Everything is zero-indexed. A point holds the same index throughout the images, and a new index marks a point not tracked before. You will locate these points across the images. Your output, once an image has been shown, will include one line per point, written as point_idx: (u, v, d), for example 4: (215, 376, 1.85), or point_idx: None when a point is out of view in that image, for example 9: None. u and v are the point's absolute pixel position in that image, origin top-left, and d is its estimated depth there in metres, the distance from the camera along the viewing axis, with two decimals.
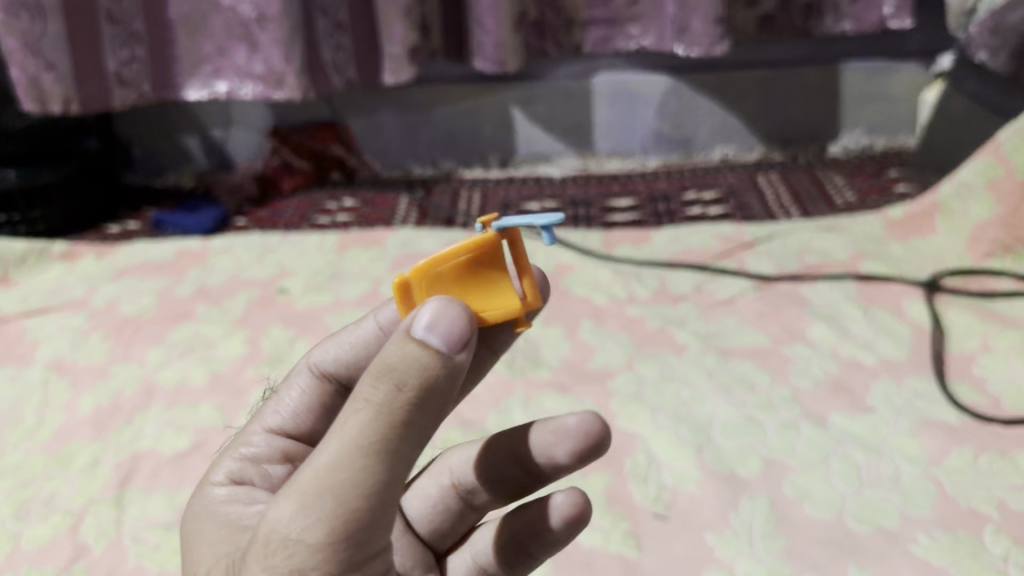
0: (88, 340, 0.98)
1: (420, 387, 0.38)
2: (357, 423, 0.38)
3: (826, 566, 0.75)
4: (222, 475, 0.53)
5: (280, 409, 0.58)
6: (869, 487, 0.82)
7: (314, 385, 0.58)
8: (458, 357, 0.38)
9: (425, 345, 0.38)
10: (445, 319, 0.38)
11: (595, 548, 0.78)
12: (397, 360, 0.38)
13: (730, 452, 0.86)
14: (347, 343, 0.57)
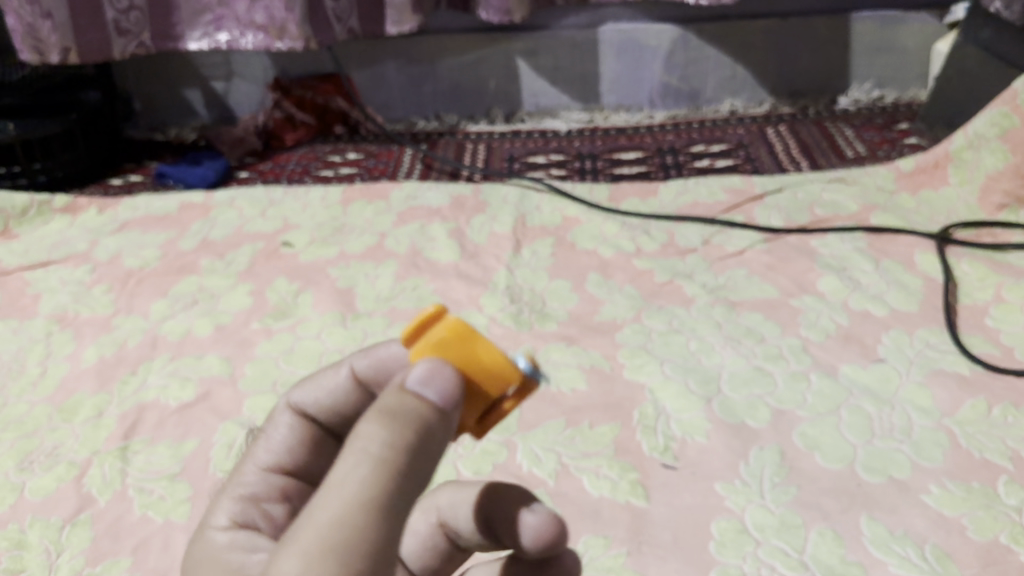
0: (90, 294, 0.97)
1: (419, 441, 0.37)
2: (356, 478, 0.36)
3: (836, 516, 0.75)
4: (225, 518, 0.49)
5: (272, 445, 0.52)
6: (880, 438, 0.82)
7: (300, 425, 0.52)
8: (451, 412, 0.38)
9: (420, 397, 0.38)
10: (439, 377, 0.38)
11: (603, 498, 0.78)
12: (395, 413, 0.37)
13: (739, 403, 0.85)
14: (326, 390, 0.51)
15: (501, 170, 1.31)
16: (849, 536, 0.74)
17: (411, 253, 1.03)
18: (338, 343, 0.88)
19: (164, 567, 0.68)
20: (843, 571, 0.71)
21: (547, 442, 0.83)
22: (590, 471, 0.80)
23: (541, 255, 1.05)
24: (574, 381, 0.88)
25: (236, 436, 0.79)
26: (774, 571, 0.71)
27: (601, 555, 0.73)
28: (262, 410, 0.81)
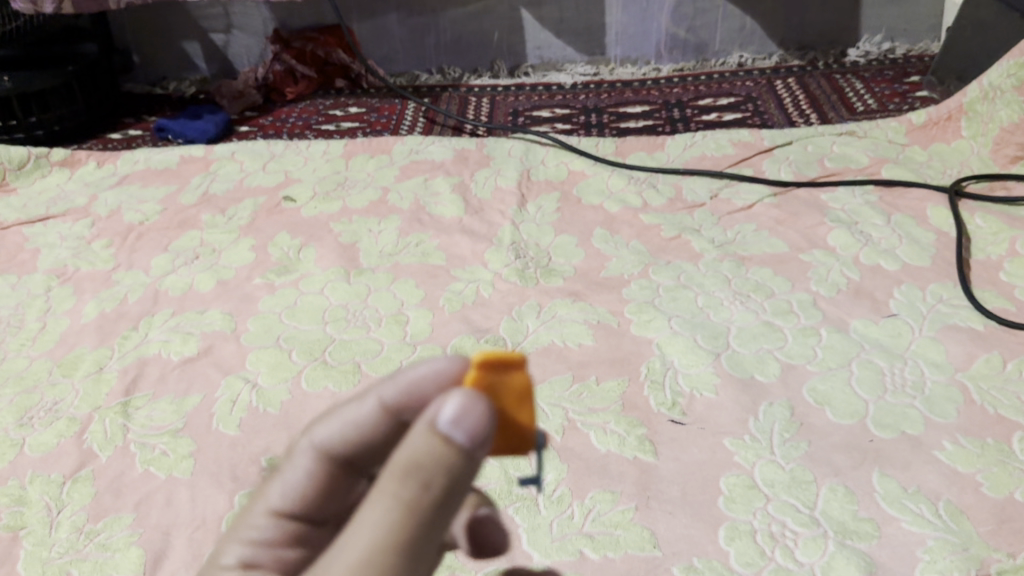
0: (90, 249, 0.96)
1: (444, 484, 0.35)
2: (379, 519, 0.35)
3: (847, 472, 0.75)
4: (232, 558, 0.44)
5: (286, 486, 0.45)
6: (892, 393, 0.81)
7: (319, 466, 0.44)
8: (478, 450, 0.36)
9: (448, 440, 0.35)
10: (470, 419, 0.35)
11: (611, 453, 0.77)
12: (420, 458, 0.35)
13: (748, 358, 0.85)
14: (352, 427, 0.43)
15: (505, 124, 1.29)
16: (861, 492, 0.73)
17: (413, 208, 1.03)
18: (341, 298, 0.88)
19: (170, 521, 0.69)
20: (855, 528, 0.70)
21: (553, 396, 0.82)
22: (597, 427, 0.80)
23: (546, 210, 1.04)
24: (581, 336, 0.87)
25: (239, 391, 0.79)
26: (783, 527, 0.71)
27: (608, 511, 0.73)
28: (266, 366, 0.81)
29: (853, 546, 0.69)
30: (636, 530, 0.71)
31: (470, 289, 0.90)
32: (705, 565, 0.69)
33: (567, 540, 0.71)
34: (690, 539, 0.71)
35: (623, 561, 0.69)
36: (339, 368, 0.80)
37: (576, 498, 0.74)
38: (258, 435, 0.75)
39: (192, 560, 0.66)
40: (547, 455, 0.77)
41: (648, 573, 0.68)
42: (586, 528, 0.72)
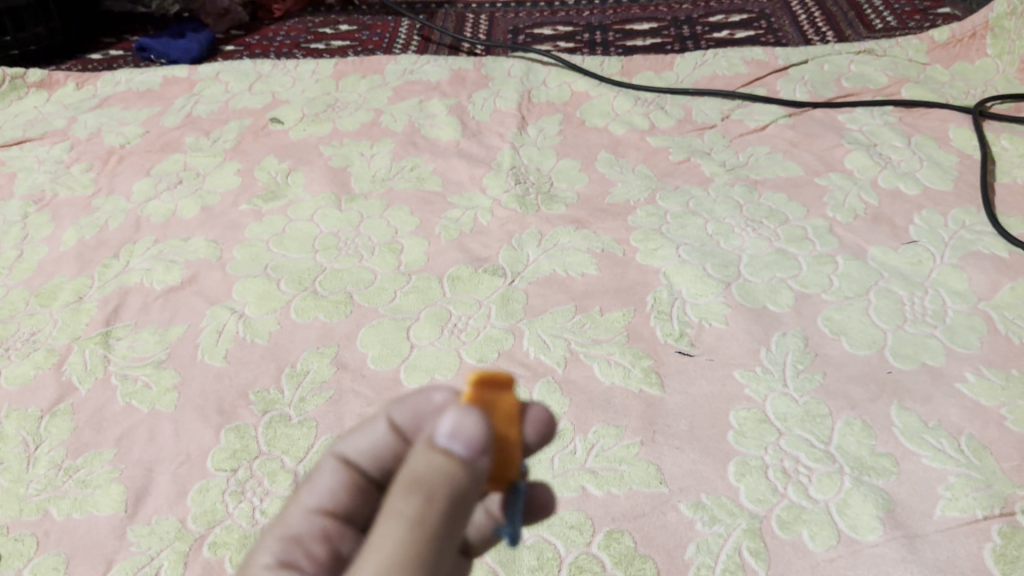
0: (69, 173, 0.94)
1: (449, 499, 0.37)
2: (389, 537, 0.37)
3: (865, 405, 0.72)
4: (267, 556, 0.46)
5: (317, 489, 0.48)
6: (912, 323, 0.78)
7: (343, 472, 0.48)
8: (481, 463, 0.37)
9: (447, 452, 0.36)
10: (467, 432, 0.36)
11: (616, 386, 0.75)
12: (426, 475, 0.36)
13: (760, 287, 0.81)
14: (371, 440, 0.47)
15: (505, 42, 1.24)
16: (879, 427, 0.71)
17: (407, 130, 1.00)
18: (332, 226, 0.87)
19: (154, 456, 0.69)
20: (872, 464, 0.69)
21: (555, 328, 0.78)
22: (601, 358, 0.77)
23: (548, 133, 1.00)
24: (584, 265, 0.83)
25: (225, 322, 0.77)
26: (797, 462, 0.69)
27: (613, 446, 0.71)
28: (253, 296, 0.80)
29: (871, 483, 0.67)
30: (642, 466, 0.70)
31: (467, 217, 0.88)
32: (714, 502, 0.67)
33: (569, 476, 0.69)
34: (698, 475, 0.69)
35: (628, 498, 0.68)
36: (330, 297, 0.79)
37: (579, 433, 0.72)
38: (245, 366, 0.74)
39: (177, 496, 0.67)
40: (549, 389, 0.74)
41: (654, 511, 0.67)
42: (589, 463, 0.70)
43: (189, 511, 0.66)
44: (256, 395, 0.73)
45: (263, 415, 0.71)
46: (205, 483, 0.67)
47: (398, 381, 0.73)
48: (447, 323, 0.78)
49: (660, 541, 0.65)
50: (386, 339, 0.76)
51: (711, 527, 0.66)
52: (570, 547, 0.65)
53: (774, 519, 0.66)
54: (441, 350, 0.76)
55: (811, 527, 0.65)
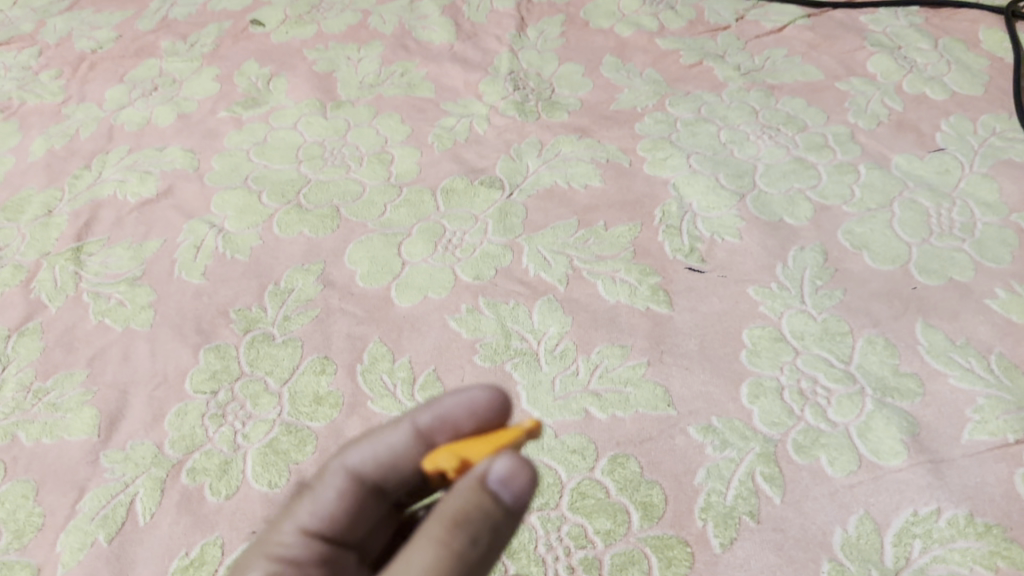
0: (37, 80, 0.93)
1: (489, 539, 0.37)
2: (422, 562, 0.37)
3: (887, 323, 0.69)
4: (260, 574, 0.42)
5: (316, 508, 0.44)
6: (938, 237, 0.73)
7: (349, 489, 0.44)
8: (519, 511, 0.38)
9: (496, 495, 0.37)
10: (520, 481, 0.37)
11: (621, 305, 0.71)
12: (469, 510, 0.37)
13: (777, 199, 0.77)
14: (386, 449, 0.44)
15: None
16: (903, 345, 0.68)
17: (397, 33, 0.96)
18: (317, 134, 0.84)
19: (129, 377, 0.67)
20: (895, 385, 0.66)
21: (556, 244, 0.75)
22: (605, 276, 0.73)
23: (548, 37, 0.95)
24: (589, 177, 0.80)
25: (204, 237, 0.74)
26: (815, 383, 0.66)
27: (617, 366, 0.68)
28: (232, 209, 0.77)
29: (893, 405, 0.65)
30: (649, 387, 0.67)
31: (462, 125, 0.85)
32: (725, 425, 0.65)
33: (571, 398, 0.67)
34: (708, 397, 0.66)
35: (633, 422, 0.65)
36: (315, 212, 0.76)
37: (582, 353, 0.69)
38: (225, 284, 0.71)
39: (154, 420, 0.65)
40: (550, 308, 0.71)
41: (662, 434, 0.65)
42: (592, 385, 0.67)
43: (166, 436, 0.64)
44: (237, 313, 0.70)
45: (245, 334, 0.69)
46: (184, 405, 0.65)
47: (390, 300, 0.71)
48: (443, 238, 0.75)
49: (668, 466, 0.63)
50: (376, 255, 0.73)
51: (722, 452, 0.63)
52: (571, 472, 0.63)
53: (789, 443, 0.64)
54: (435, 267, 0.73)
55: (830, 452, 0.63)
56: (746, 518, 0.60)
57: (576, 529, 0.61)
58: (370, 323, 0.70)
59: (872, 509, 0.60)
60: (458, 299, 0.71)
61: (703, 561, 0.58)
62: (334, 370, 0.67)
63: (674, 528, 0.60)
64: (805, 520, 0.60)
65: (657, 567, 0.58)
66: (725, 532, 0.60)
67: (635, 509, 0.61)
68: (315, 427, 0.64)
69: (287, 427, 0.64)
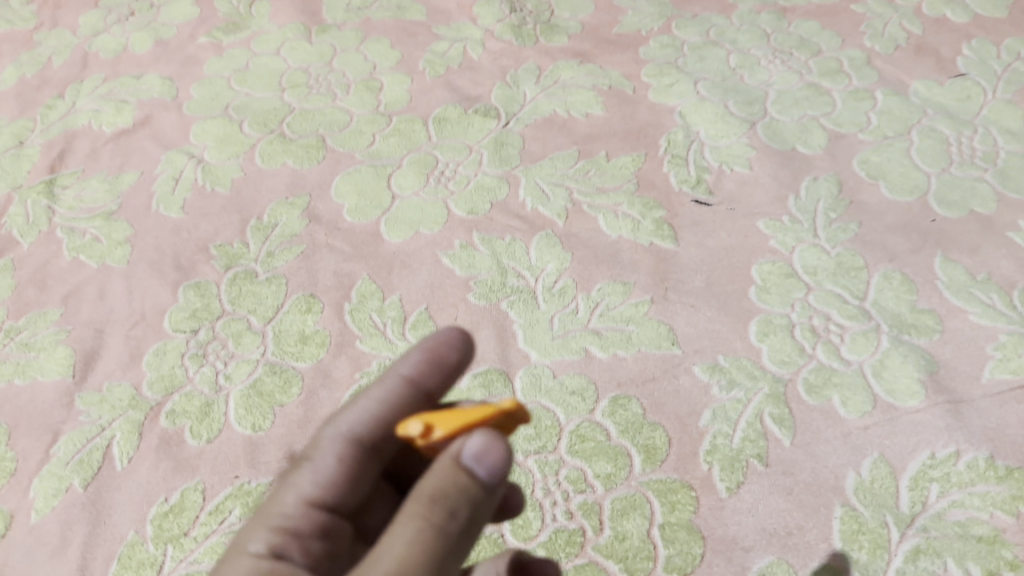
0: (9, 7, 0.90)
1: (467, 516, 0.36)
2: (404, 540, 0.35)
3: (905, 257, 0.65)
4: (261, 546, 0.39)
5: (316, 476, 0.41)
6: (958, 166, 0.69)
7: (348, 454, 0.42)
8: (495, 487, 0.37)
9: (472, 470, 0.36)
10: (495, 454, 0.36)
11: (624, 240, 0.68)
12: (446, 486, 0.36)
13: (789, 126, 0.73)
14: (382, 405, 0.42)
15: None
16: (921, 281, 0.64)
17: None
18: (302, 60, 0.81)
19: (105, 316, 0.64)
20: (913, 323, 0.62)
21: (555, 176, 0.71)
22: (607, 209, 0.69)
23: None
24: (589, 105, 0.76)
25: (183, 169, 0.71)
26: (827, 321, 0.63)
27: (619, 304, 0.65)
28: (212, 139, 0.74)
29: (910, 343, 0.61)
30: (652, 326, 0.64)
31: (456, 50, 0.81)
32: (732, 364, 0.61)
33: (570, 338, 0.63)
34: (715, 335, 0.63)
35: (636, 362, 0.62)
36: (299, 142, 0.73)
37: (582, 291, 0.66)
38: (205, 219, 0.68)
39: (131, 360, 0.62)
40: (548, 244, 0.68)
41: (665, 374, 0.61)
42: (593, 324, 0.64)
43: (144, 377, 0.62)
44: (218, 249, 0.67)
45: (226, 271, 0.66)
46: (163, 344, 0.63)
47: (379, 236, 0.68)
48: (435, 170, 0.71)
49: (671, 408, 0.60)
50: (364, 188, 0.70)
51: (729, 392, 0.60)
52: (570, 415, 0.60)
53: (800, 383, 0.60)
54: (427, 201, 0.69)
55: (843, 392, 0.60)
56: (753, 461, 0.57)
57: (575, 473, 0.58)
58: (357, 260, 0.66)
59: (887, 452, 0.57)
60: (451, 235, 0.68)
61: (708, 506, 0.56)
62: (321, 309, 0.64)
63: (678, 472, 0.57)
64: (816, 463, 0.57)
65: (660, 512, 0.56)
66: (732, 475, 0.57)
67: (637, 453, 0.58)
68: (302, 367, 0.61)
69: (271, 367, 0.62)
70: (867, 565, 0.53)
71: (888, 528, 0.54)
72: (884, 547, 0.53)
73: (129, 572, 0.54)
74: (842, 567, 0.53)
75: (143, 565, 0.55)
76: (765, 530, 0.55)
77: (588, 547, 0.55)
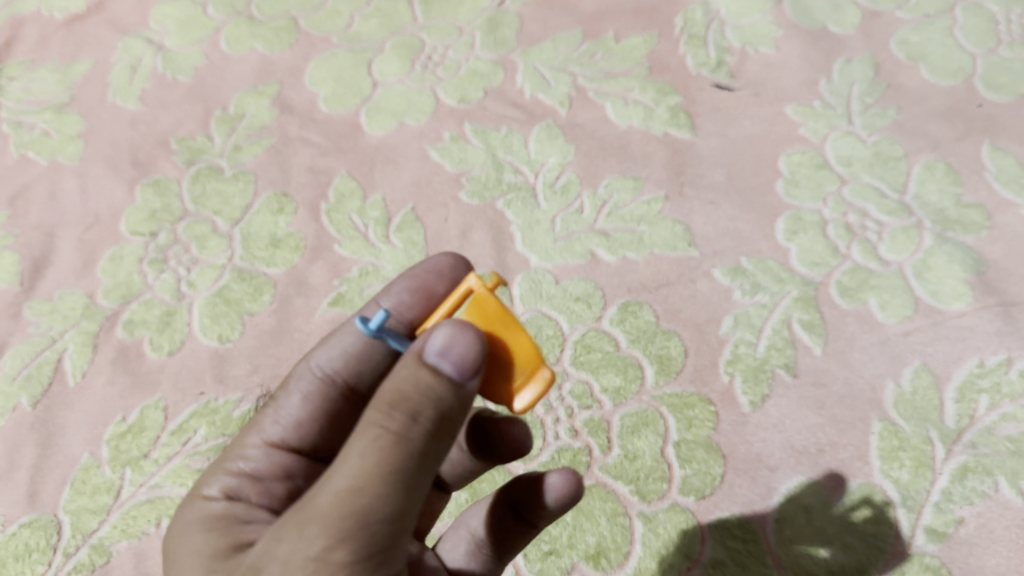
0: None
1: (436, 419, 0.30)
2: (361, 456, 0.29)
3: (949, 146, 0.58)
4: (216, 488, 0.38)
5: (281, 416, 0.41)
6: (1009, 46, 0.62)
7: (319, 393, 0.41)
8: (470, 383, 0.30)
9: (436, 372, 0.30)
10: (461, 348, 0.30)
11: (634, 130, 0.61)
12: (403, 387, 0.30)
13: (819, 3, 0.66)
14: (358, 341, 0.41)
15: None
16: (967, 172, 0.57)
17: None
18: None
19: (57, 219, 0.60)
20: (958, 219, 0.55)
21: (557, 60, 0.64)
22: (615, 96, 0.62)
23: None
24: None
25: (141, 56, 0.67)
26: (864, 217, 0.56)
27: (629, 203, 0.58)
28: (174, 23, 0.69)
29: (955, 241, 0.54)
30: (666, 226, 0.57)
31: None
32: (757, 267, 0.55)
33: (574, 240, 0.56)
34: (736, 235, 0.56)
35: (648, 265, 0.55)
36: (268, 25, 0.68)
37: (587, 188, 0.59)
38: (165, 110, 0.64)
39: (85, 265, 0.58)
40: (549, 135, 0.61)
41: (681, 279, 0.55)
42: (599, 224, 0.57)
43: (99, 284, 0.57)
44: (179, 143, 0.62)
45: (188, 167, 0.61)
46: (119, 250, 0.58)
47: (359, 128, 0.62)
48: (420, 54, 0.65)
49: (688, 315, 0.53)
50: (343, 74, 0.64)
51: (752, 297, 0.53)
52: (574, 324, 0.54)
53: (833, 286, 0.53)
54: (412, 89, 0.63)
55: (881, 295, 0.53)
56: (781, 372, 0.51)
57: (580, 387, 0.52)
58: (335, 155, 0.60)
59: (930, 360, 0.50)
60: (440, 127, 0.61)
61: (729, 423, 0.50)
62: (294, 209, 0.58)
63: (695, 384, 0.51)
64: (851, 374, 0.50)
65: (675, 428, 0.50)
66: (756, 388, 0.50)
67: (650, 364, 0.52)
68: (274, 274, 0.56)
69: (239, 273, 0.56)
70: (908, 485, 0.47)
71: (933, 445, 0.47)
72: (927, 465, 0.47)
73: (83, 498, 0.50)
74: (879, 488, 0.47)
75: (99, 490, 0.50)
76: (793, 448, 0.49)
77: (594, 468, 0.49)
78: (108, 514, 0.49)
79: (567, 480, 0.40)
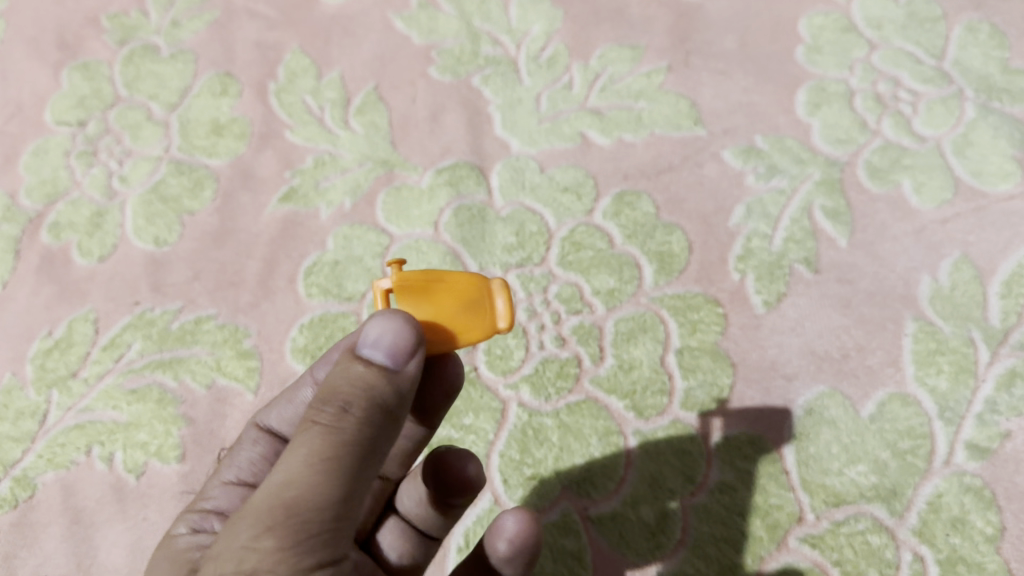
0: None
1: (373, 411, 0.24)
2: (294, 452, 0.24)
3: (995, 4, 0.50)
4: (183, 527, 0.32)
5: (239, 466, 0.35)
6: None
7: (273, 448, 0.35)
8: (408, 371, 0.25)
9: (370, 362, 0.25)
10: (394, 336, 0.25)
11: None
12: (333, 383, 0.25)
13: None
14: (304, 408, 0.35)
15: None
16: (1015, 33, 0.49)
17: None
18: None
19: None
20: (1005, 86, 0.47)
21: None
22: None
23: None
24: None
25: None
26: (896, 86, 0.48)
27: (626, 76, 0.50)
28: None
29: (1002, 112, 0.46)
30: (668, 101, 0.49)
31: None
32: (774, 146, 0.47)
33: (562, 120, 0.49)
34: (751, 109, 0.48)
35: (647, 147, 0.48)
36: None
37: (577, 59, 0.51)
38: None
39: (6, 162, 0.51)
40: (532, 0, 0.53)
41: (685, 163, 0.47)
42: (591, 101, 0.49)
43: (22, 182, 0.50)
44: (111, 21, 0.55)
45: (120, 47, 0.54)
46: (44, 142, 0.51)
47: None
48: None
49: (693, 205, 0.46)
50: None
51: (768, 182, 0.46)
52: (561, 218, 0.46)
53: (861, 168, 0.46)
54: None
55: (916, 176, 0.45)
56: (800, 267, 0.44)
57: (568, 289, 0.44)
58: (286, 28, 0.53)
59: (971, 251, 0.43)
60: None
61: (739, 326, 0.43)
62: (238, 92, 0.51)
63: (701, 284, 0.44)
64: (881, 268, 0.43)
65: (676, 334, 0.43)
66: (771, 286, 0.43)
67: (649, 262, 0.45)
68: (216, 166, 0.49)
69: (177, 166, 0.49)
70: (947, 395, 0.40)
71: (976, 348, 0.40)
72: (969, 370, 0.40)
73: (5, 424, 0.43)
74: (913, 398, 0.40)
75: (23, 416, 0.43)
76: (813, 353, 0.42)
77: (585, 380, 0.42)
78: (33, 442, 0.43)
79: (522, 520, 0.33)
